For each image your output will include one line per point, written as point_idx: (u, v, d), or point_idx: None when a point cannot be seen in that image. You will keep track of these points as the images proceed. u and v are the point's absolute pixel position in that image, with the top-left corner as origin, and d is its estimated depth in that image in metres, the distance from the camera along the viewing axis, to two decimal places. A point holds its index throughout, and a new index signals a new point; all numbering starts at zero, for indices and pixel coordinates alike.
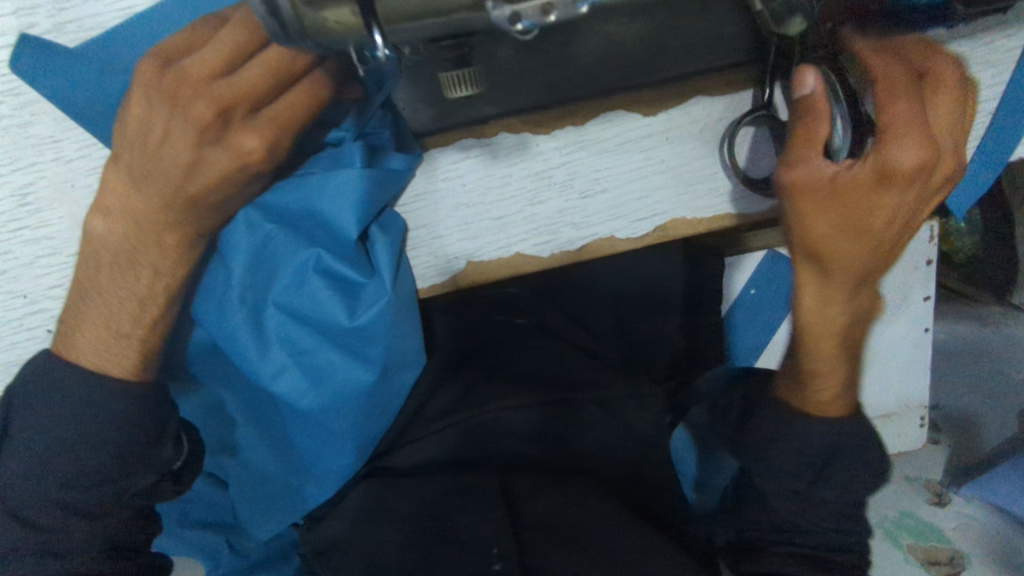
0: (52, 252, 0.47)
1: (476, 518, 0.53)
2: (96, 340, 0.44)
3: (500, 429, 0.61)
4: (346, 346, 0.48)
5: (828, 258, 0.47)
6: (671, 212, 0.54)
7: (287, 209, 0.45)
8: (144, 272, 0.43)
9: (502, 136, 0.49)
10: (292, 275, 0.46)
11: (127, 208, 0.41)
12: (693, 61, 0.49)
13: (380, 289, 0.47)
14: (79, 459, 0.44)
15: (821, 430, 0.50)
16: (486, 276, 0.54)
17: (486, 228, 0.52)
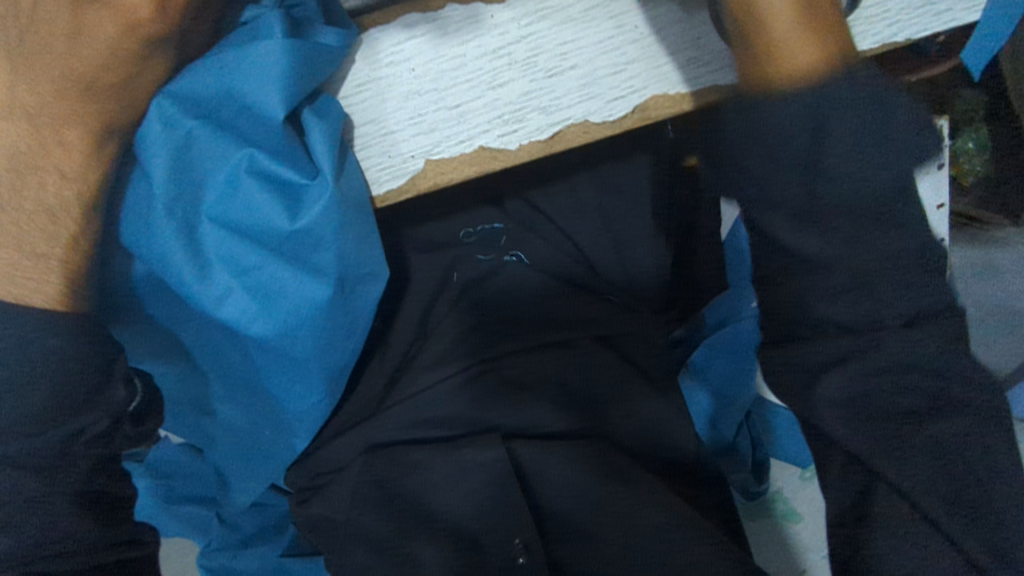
0: None
1: (497, 516, 0.54)
2: (9, 266, 0.39)
3: (495, 378, 0.60)
4: (294, 257, 0.44)
5: None
6: (651, 86, 0.47)
7: (204, 98, 0.39)
8: (51, 177, 0.38)
9: (450, 9, 0.44)
10: (222, 180, 0.41)
11: (15, 102, 0.36)
12: None
13: (324, 187, 0.41)
14: (13, 404, 0.40)
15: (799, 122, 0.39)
16: (448, 177, 0.47)
17: (443, 118, 0.46)
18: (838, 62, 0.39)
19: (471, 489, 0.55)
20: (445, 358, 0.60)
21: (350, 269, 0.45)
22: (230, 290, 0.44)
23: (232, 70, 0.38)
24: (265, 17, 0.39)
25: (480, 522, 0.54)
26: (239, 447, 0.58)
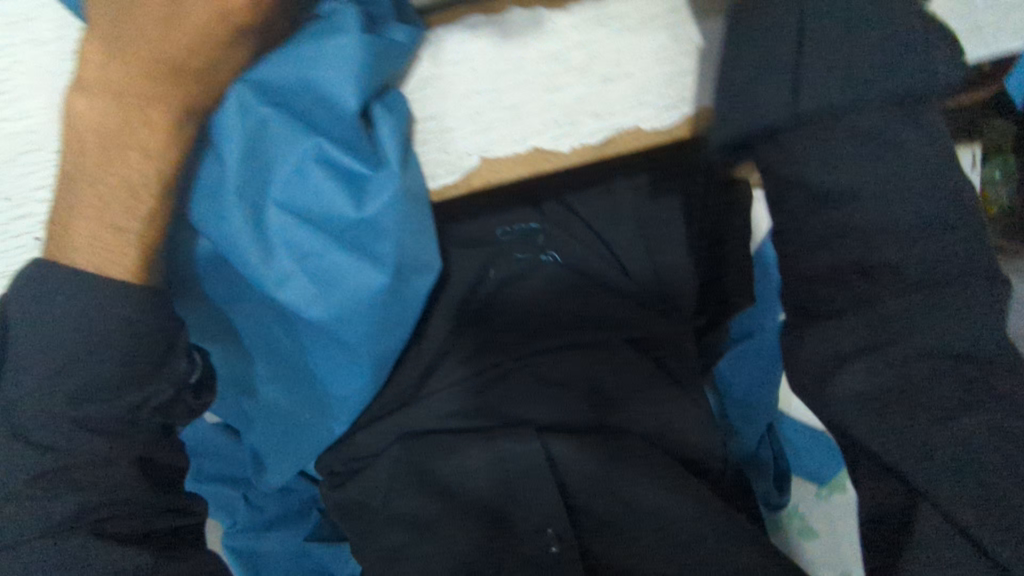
0: (33, 149, 0.44)
1: (528, 506, 0.56)
2: (92, 239, 0.42)
3: (524, 373, 0.63)
4: (356, 246, 0.46)
5: None
6: (706, 96, 0.47)
7: (280, 86, 0.41)
8: (134, 154, 0.40)
9: (512, 15, 0.47)
10: (291, 167, 0.43)
11: (108, 80, 0.39)
12: None
13: (388, 177, 0.43)
14: (87, 368, 0.43)
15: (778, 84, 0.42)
16: (500, 174, 0.48)
17: (500, 118, 0.47)
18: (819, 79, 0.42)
19: (504, 475, 0.57)
20: (475, 353, 0.64)
21: (406, 256, 0.47)
22: (291, 271, 0.47)
23: (310, 61, 0.40)
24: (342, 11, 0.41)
25: (523, 497, 0.56)
26: (277, 431, 0.58)
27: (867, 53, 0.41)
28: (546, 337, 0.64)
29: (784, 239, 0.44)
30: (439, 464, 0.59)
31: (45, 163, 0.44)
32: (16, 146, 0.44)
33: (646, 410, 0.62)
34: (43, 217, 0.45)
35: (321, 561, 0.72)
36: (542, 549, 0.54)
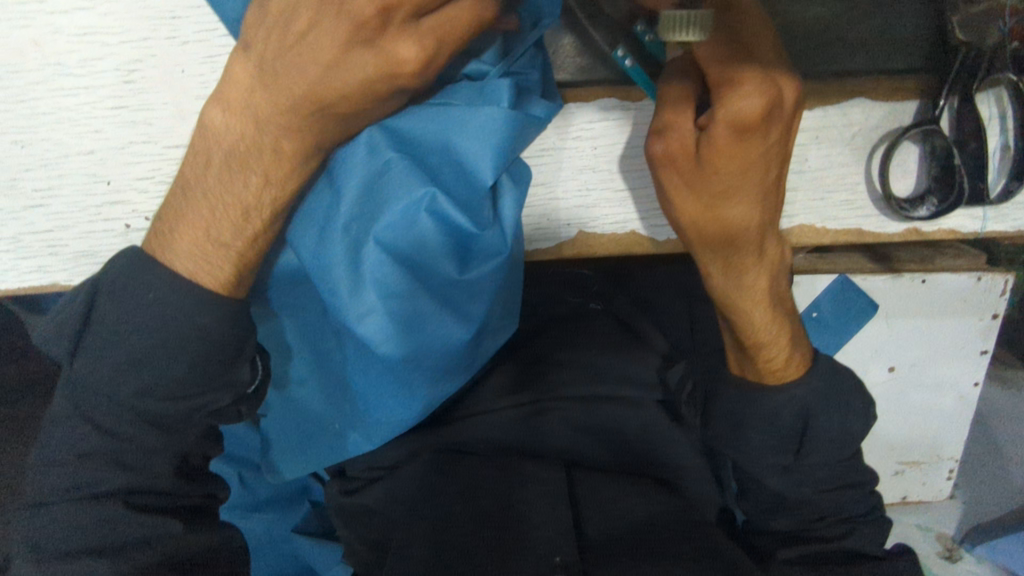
0: (146, 140, 0.43)
1: (544, 518, 0.52)
2: (194, 247, 0.42)
3: (557, 419, 0.60)
4: (445, 299, 0.47)
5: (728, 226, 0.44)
6: (801, 218, 0.50)
7: (413, 135, 0.42)
8: (255, 177, 0.41)
9: (646, 104, 0.46)
10: (402, 212, 0.42)
11: (250, 104, 0.39)
12: (859, 58, 0.45)
13: (497, 242, 0.45)
14: (157, 368, 0.42)
15: (786, 399, 0.51)
16: (594, 249, 0.51)
17: (606, 198, 0.49)
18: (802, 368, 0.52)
19: (514, 498, 0.54)
20: (509, 392, 0.62)
21: (490, 316, 0.50)
22: (373, 308, 0.45)
23: (451, 123, 0.41)
24: (491, 78, 0.41)
25: (527, 520, 0.52)
26: (298, 430, 0.57)
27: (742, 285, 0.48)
28: (581, 387, 0.61)
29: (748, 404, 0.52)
30: (459, 472, 0.57)
31: (156, 157, 0.44)
32: (130, 134, 0.43)
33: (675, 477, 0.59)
34: (139, 207, 0.45)
35: (306, 554, 0.73)
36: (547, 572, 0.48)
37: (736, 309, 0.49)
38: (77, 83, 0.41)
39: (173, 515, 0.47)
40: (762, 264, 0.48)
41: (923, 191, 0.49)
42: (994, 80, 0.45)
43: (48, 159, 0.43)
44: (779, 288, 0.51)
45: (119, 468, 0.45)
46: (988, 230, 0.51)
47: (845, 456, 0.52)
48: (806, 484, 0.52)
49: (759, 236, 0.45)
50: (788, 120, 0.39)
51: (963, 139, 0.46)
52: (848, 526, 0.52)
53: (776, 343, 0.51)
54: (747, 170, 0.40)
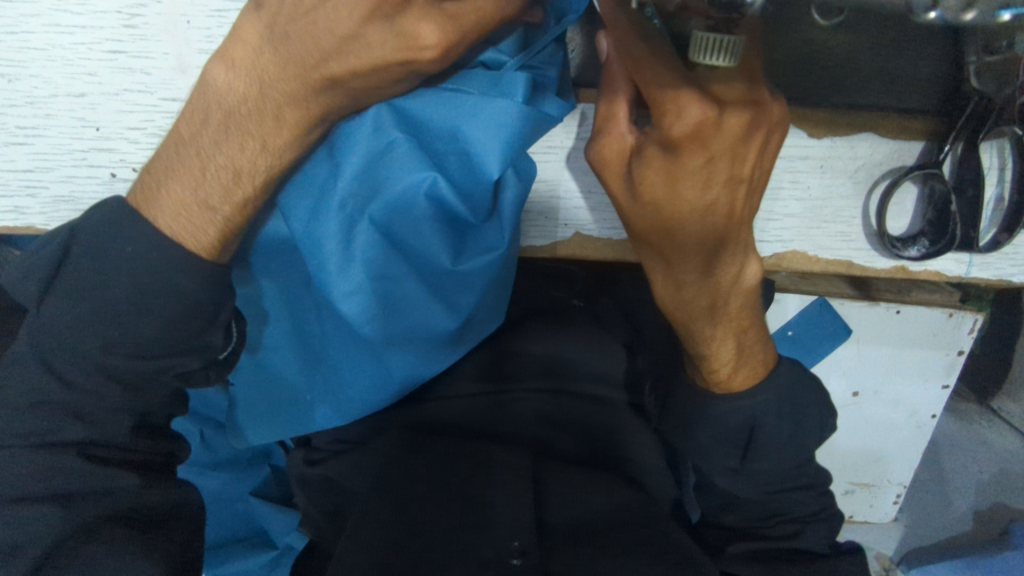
0: (142, 90, 0.41)
1: (506, 498, 0.51)
2: (179, 205, 0.40)
3: (526, 408, 0.61)
4: (434, 284, 0.47)
5: (672, 239, 0.42)
6: (794, 244, 0.51)
7: (421, 116, 0.41)
8: (253, 142, 0.39)
9: None
10: (400, 189, 0.42)
11: (257, 67, 0.38)
12: (862, 95, 0.46)
13: (494, 236, 0.45)
14: (130, 325, 0.41)
15: (730, 409, 0.51)
16: (588, 253, 0.51)
17: (608, 203, 0.49)
18: (754, 382, 0.51)
19: (477, 480, 0.53)
20: (483, 378, 0.61)
21: (478, 307, 0.49)
22: (360, 286, 0.44)
23: (460, 109, 0.40)
24: (507, 69, 0.40)
25: (488, 497, 0.51)
26: (267, 397, 0.56)
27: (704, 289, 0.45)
28: (548, 381, 0.62)
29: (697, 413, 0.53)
30: (427, 448, 0.56)
31: (151, 107, 0.42)
32: (126, 80, 0.41)
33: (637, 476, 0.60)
34: (127, 156, 0.43)
35: (260, 518, 0.73)
36: (503, 560, 0.47)
37: (691, 325, 0.48)
38: (75, 21, 0.39)
39: (131, 469, 0.45)
40: (712, 286, 0.45)
41: (916, 232, 0.50)
42: (999, 132, 0.45)
43: (35, 97, 0.41)
44: (732, 310, 0.48)
45: (79, 421, 0.43)
46: (970, 276, 0.53)
47: (794, 464, 0.53)
48: (753, 489, 0.53)
49: (705, 254, 0.43)
50: (731, 140, 0.37)
51: (962, 186, 0.47)
52: (795, 527, 0.53)
53: (718, 357, 0.50)
54: (680, 184, 0.39)
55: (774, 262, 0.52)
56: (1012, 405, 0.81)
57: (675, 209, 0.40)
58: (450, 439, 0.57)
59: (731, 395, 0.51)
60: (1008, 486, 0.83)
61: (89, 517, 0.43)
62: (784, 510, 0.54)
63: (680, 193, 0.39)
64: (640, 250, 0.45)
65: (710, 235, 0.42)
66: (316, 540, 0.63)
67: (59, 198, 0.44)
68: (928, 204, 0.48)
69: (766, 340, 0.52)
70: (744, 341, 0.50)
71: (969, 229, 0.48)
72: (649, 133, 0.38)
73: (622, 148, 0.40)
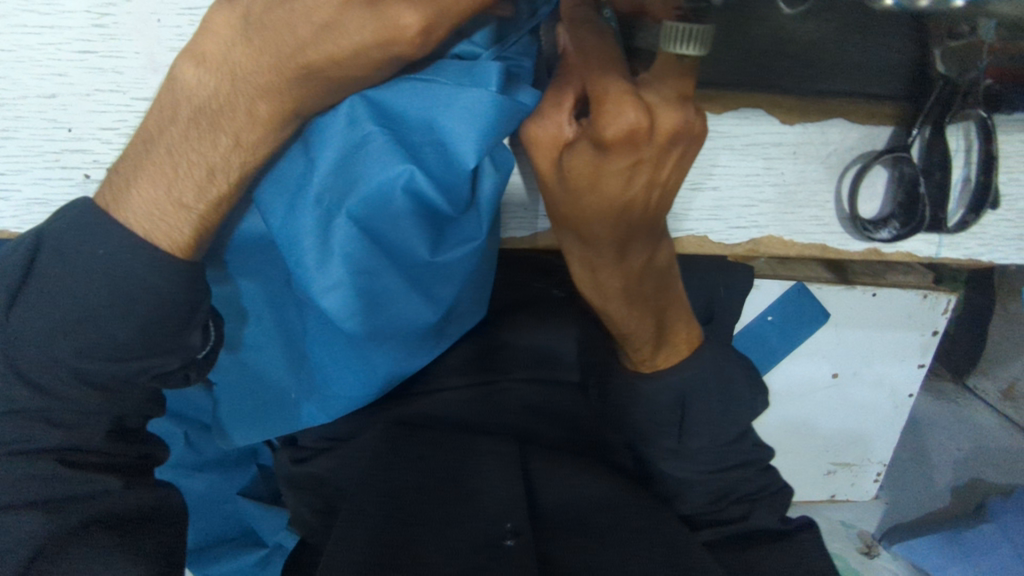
0: (113, 89, 0.41)
1: (495, 487, 0.52)
2: (152, 203, 0.40)
3: (512, 398, 0.62)
4: (416, 278, 0.46)
5: (584, 227, 0.44)
6: (769, 229, 0.52)
7: (397, 108, 0.40)
8: (225, 139, 0.39)
9: None
10: (372, 177, 0.41)
11: (228, 60, 0.38)
12: (844, 81, 0.45)
13: (473, 226, 0.45)
14: (104, 329, 0.40)
15: (664, 386, 0.53)
16: (568, 244, 0.52)
17: None
18: (682, 356, 0.54)
19: (461, 471, 0.53)
20: (466, 370, 0.62)
21: (460, 297, 0.50)
22: (339, 282, 0.44)
23: (434, 101, 0.40)
24: (482, 60, 0.40)
25: (479, 488, 0.52)
26: (252, 396, 0.56)
27: (629, 267, 0.48)
28: (536, 371, 0.63)
29: (636, 393, 0.55)
30: (418, 441, 0.56)
31: (123, 107, 0.42)
32: (96, 80, 0.41)
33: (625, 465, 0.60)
34: (100, 157, 0.43)
35: (251, 518, 0.73)
36: (497, 541, 0.48)
37: (608, 306, 0.50)
38: (42, 20, 0.39)
39: (113, 472, 0.45)
40: (630, 261, 0.47)
41: (886, 215, 0.51)
42: (964, 115, 0.46)
43: (3, 99, 0.41)
44: (646, 289, 0.50)
45: (56, 426, 0.43)
46: (940, 256, 0.54)
47: (727, 441, 0.54)
48: (694, 468, 0.54)
49: (619, 240, 0.45)
50: (660, 146, 0.38)
51: (929, 169, 0.48)
52: (746, 508, 0.55)
53: (638, 336, 0.52)
54: (602, 180, 0.40)
55: (748, 248, 0.53)
56: (985, 381, 0.87)
57: (595, 199, 0.41)
58: (437, 433, 0.58)
59: (653, 371, 0.54)
60: (982, 462, 0.86)
61: (73, 521, 0.43)
62: (735, 490, 0.54)
63: (599, 186, 0.40)
64: (559, 233, 0.47)
65: (622, 229, 0.44)
66: (306, 537, 0.63)
67: (32, 201, 0.44)
68: (898, 189, 0.49)
69: (688, 320, 0.54)
70: (663, 320, 0.52)
71: (938, 210, 0.48)
72: (585, 129, 0.38)
73: (556, 138, 0.40)
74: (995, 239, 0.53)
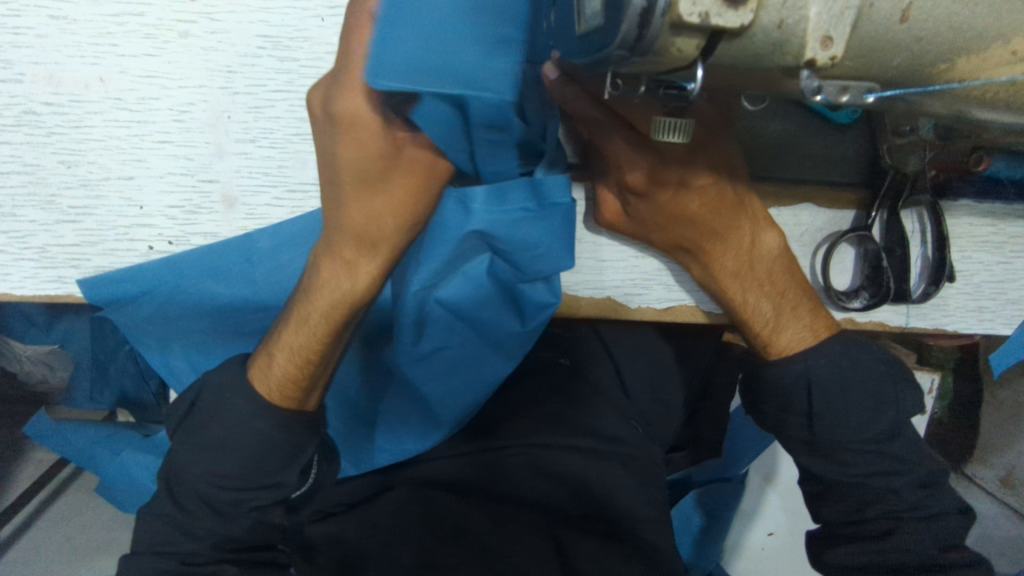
0: (183, 173, 0.48)
1: (522, 552, 0.59)
2: (334, 294, 0.47)
3: (519, 464, 0.63)
4: (490, 342, 0.54)
5: (693, 247, 0.52)
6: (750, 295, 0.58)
7: (496, 232, 0.48)
8: (389, 210, 0.44)
9: None
10: (462, 281, 0.51)
11: (360, 166, 0.42)
12: (805, 169, 0.53)
13: (544, 293, 0.51)
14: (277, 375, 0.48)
15: (794, 372, 0.52)
16: (574, 310, 0.56)
17: (589, 265, 0.55)
18: (818, 336, 0.53)
19: (481, 530, 0.60)
20: (472, 437, 0.64)
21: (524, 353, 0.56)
22: (424, 355, 0.53)
23: (529, 223, 0.47)
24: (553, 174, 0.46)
25: (505, 555, 0.59)
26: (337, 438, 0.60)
27: (735, 253, 0.52)
28: (551, 436, 0.65)
29: (765, 395, 0.54)
30: (441, 498, 0.61)
31: (188, 188, 0.48)
32: (171, 165, 0.48)
33: (635, 520, 0.63)
34: (165, 231, 0.49)
35: None
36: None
37: (723, 292, 0.54)
38: (131, 116, 0.46)
39: (232, 490, 0.48)
40: (731, 242, 0.52)
41: (858, 287, 0.57)
42: (915, 201, 0.54)
43: (89, 180, 0.47)
44: (757, 272, 0.53)
45: (222, 433, 0.48)
46: (910, 325, 0.59)
47: (868, 440, 0.51)
48: (837, 471, 0.52)
49: (717, 232, 0.51)
50: (716, 162, 0.48)
51: (890, 246, 0.54)
52: (891, 524, 0.50)
53: (775, 324, 0.53)
54: (687, 188, 0.49)
55: None
56: (984, 470, 0.87)
57: (677, 209, 0.50)
58: (450, 499, 0.61)
59: (783, 353, 0.53)
60: None
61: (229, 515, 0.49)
62: (880, 500, 0.51)
63: (686, 179, 0.48)
64: (676, 255, 0.54)
65: (718, 226, 0.51)
66: None
67: (99, 269, 0.50)
68: (866, 264, 0.56)
69: (814, 305, 0.54)
70: (781, 304, 0.53)
71: (901, 283, 0.55)
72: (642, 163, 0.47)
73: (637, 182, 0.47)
74: (959, 311, 0.59)
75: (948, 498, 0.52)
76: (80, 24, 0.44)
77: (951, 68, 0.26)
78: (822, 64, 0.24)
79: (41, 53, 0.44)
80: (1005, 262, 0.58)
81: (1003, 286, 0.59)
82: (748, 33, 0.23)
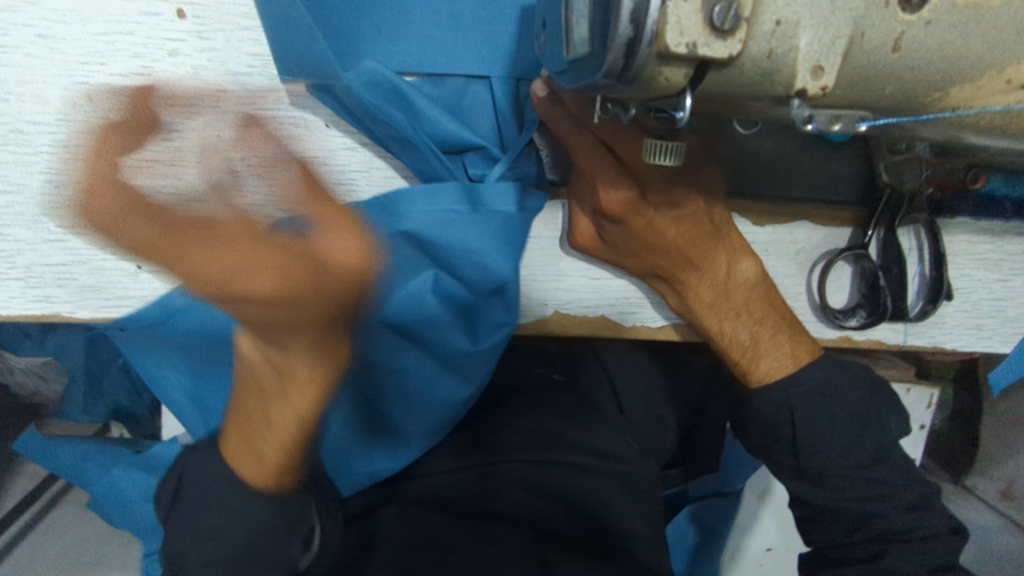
0: None
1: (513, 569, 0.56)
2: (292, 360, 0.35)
3: (512, 479, 0.62)
4: (449, 367, 0.49)
5: (672, 276, 0.52)
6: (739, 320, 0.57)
7: (434, 237, 0.44)
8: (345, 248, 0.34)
9: None
10: (407, 296, 0.44)
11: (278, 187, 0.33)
12: (798, 188, 0.53)
13: (501, 313, 0.48)
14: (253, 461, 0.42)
15: (778, 396, 0.51)
16: (566, 330, 0.55)
17: (583, 284, 0.54)
18: (799, 365, 0.52)
19: (471, 550, 0.57)
20: (465, 452, 0.63)
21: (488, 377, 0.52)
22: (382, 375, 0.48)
23: (464, 226, 0.45)
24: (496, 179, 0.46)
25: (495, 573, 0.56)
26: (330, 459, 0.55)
27: (715, 282, 0.52)
28: (545, 450, 0.64)
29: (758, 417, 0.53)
30: (432, 518, 0.59)
31: None
32: None
33: (632, 538, 0.61)
34: None
35: None
36: None
37: (702, 323, 0.53)
38: None
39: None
40: (707, 272, 0.51)
41: (854, 305, 0.56)
42: (913, 219, 0.53)
43: (78, 199, 0.47)
44: (734, 302, 0.52)
45: (215, 519, 0.43)
46: (909, 343, 0.58)
47: (856, 465, 0.50)
48: (826, 494, 0.51)
49: (692, 261, 0.51)
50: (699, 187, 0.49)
51: (888, 265, 0.54)
52: (881, 547, 0.49)
53: (754, 353, 0.53)
54: (675, 210, 0.49)
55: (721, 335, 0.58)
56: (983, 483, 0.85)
57: (655, 235, 0.50)
58: (442, 519, 0.59)
59: (762, 382, 0.52)
60: None
61: None
62: (869, 522, 0.50)
63: (675, 201, 0.49)
64: (650, 282, 0.53)
65: (694, 254, 0.50)
66: None
67: (87, 288, 0.49)
68: (864, 282, 0.55)
69: (795, 334, 0.53)
70: (759, 331, 0.52)
71: (898, 301, 0.54)
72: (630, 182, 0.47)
73: (620, 204, 0.47)
74: (958, 327, 0.58)
75: (944, 521, 0.51)
76: (69, 44, 0.44)
77: (945, 96, 0.25)
78: (813, 93, 0.24)
79: (30, 72, 0.44)
80: (1004, 280, 0.57)
81: (1001, 304, 0.58)
82: (736, 63, 0.23)
